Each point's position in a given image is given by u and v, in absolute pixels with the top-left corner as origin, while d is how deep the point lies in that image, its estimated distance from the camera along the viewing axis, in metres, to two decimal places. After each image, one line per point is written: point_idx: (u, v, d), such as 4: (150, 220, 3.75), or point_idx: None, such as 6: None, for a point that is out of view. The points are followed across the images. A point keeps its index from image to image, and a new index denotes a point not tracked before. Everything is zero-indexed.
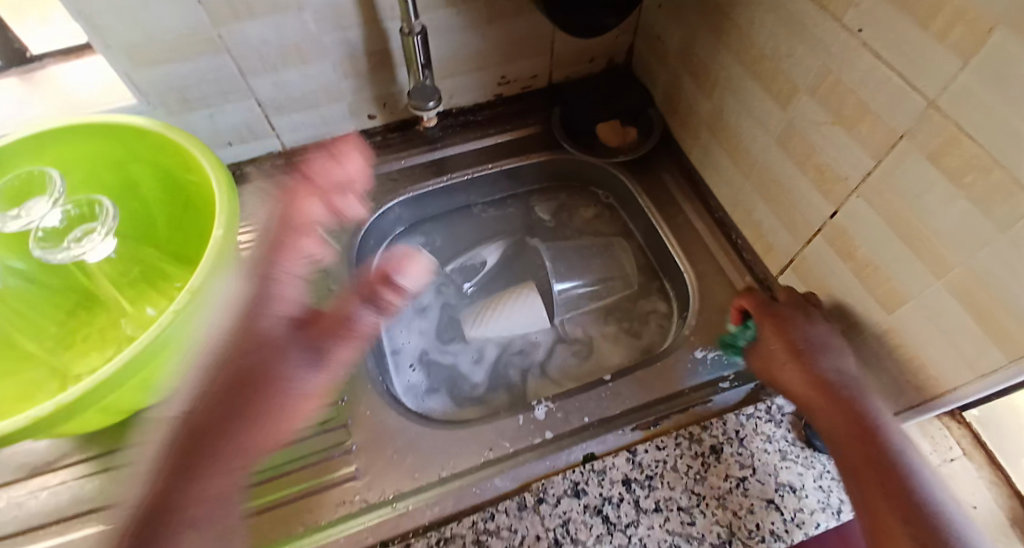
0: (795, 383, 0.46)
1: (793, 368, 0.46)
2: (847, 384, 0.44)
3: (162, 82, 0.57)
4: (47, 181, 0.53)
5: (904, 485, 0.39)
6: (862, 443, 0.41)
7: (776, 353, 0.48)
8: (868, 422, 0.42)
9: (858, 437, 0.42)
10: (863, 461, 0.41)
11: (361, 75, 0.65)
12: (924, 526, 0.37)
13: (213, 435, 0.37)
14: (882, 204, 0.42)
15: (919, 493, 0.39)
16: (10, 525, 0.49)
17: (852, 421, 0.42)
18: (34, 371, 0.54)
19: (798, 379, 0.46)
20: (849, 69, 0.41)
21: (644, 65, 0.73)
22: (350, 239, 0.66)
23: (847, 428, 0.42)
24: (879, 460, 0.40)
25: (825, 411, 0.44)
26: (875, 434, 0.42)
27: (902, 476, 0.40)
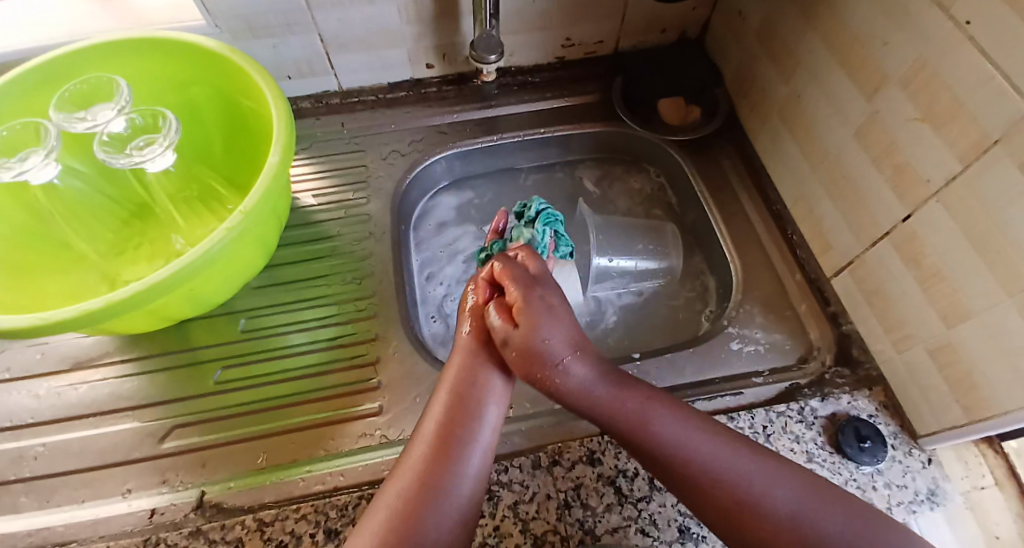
0: (561, 340, 0.43)
1: (556, 323, 0.44)
2: (569, 366, 0.42)
3: (233, 7, 0.57)
4: (115, 89, 0.54)
5: (662, 450, 0.39)
6: (689, 468, 0.38)
7: (528, 327, 0.43)
8: (619, 410, 0.41)
9: (620, 424, 0.41)
10: (628, 435, 0.41)
11: (426, 21, 0.64)
12: (684, 473, 0.38)
13: (464, 434, 0.41)
14: (961, 213, 0.40)
15: (668, 446, 0.39)
16: (46, 413, 0.52)
17: (661, 460, 0.39)
18: (86, 273, 0.57)
19: (563, 340, 0.43)
20: (948, 64, 0.39)
21: (719, 42, 0.70)
22: (395, 187, 0.67)
23: (603, 417, 0.42)
24: (634, 434, 0.40)
25: (590, 409, 0.42)
26: (632, 423, 0.40)
27: (664, 447, 0.39)
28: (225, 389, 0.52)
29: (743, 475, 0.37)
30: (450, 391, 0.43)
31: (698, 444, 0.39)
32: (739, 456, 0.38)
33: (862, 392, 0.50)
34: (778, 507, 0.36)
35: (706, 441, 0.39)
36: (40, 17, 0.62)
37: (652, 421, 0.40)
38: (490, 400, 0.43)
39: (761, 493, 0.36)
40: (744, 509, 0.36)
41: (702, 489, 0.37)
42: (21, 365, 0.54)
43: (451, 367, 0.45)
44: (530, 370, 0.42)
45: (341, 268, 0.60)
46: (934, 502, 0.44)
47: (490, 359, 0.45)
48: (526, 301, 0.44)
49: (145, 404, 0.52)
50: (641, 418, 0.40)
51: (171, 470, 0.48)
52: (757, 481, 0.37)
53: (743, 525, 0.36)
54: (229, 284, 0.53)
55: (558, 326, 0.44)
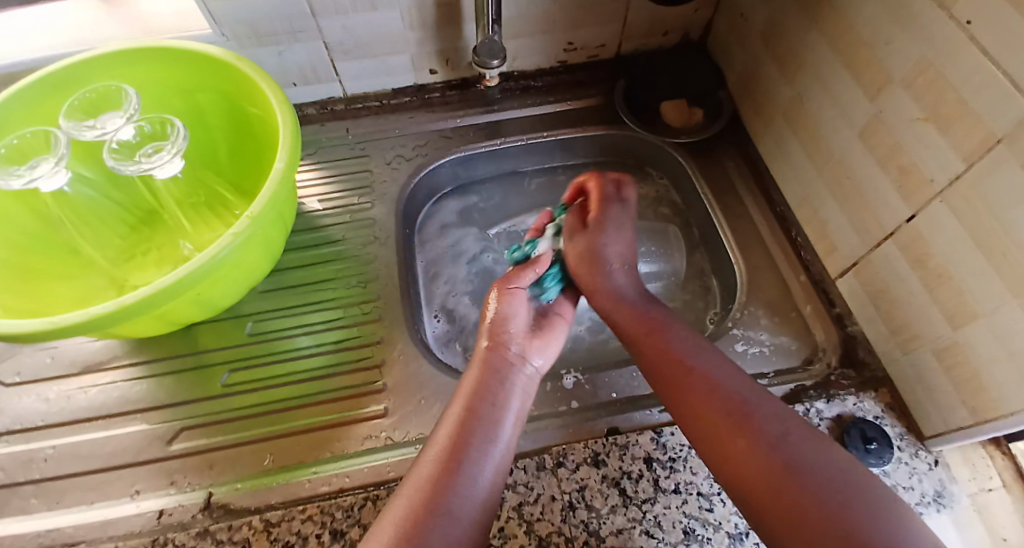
0: (617, 252, 0.53)
1: (619, 238, 0.54)
2: (615, 271, 0.52)
3: (240, 15, 0.58)
4: (123, 97, 0.55)
5: (675, 358, 0.45)
6: (692, 380, 0.43)
7: (595, 232, 0.54)
8: (644, 317, 0.49)
9: (638, 328, 0.48)
10: (643, 336, 0.47)
11: (430, 27, 0.64)
12: (689, 386, 0.42)
13: (475, 452, 0.40)
14: (966, 211, 0.40)
15: (680, 349, 0.45)
16: (56, 416, 0.52)
17: (671, 359, 0.45)
18: (95, 277, 0.58)
19: (619, 252, 0.53)
20: (951, 63, 0.39)
21: (722, 45, 0.71)
22: (400, 191, 0.67)
23: (624, 319, 0.49)
24: (652, 333, 0.47)
25: (622, 314, 0.50)
26: (653, 320, 0.48)
27: (678, 351, 0.45)
28: (231, 393, 0.53)
29: (739, 396, 0.41)
30: (464, 406, 0.43)
31: (705, 366, 0.43)
32: (735, 377, 0.43)
33: (868, 393, 0.49)
34: (767, 431, 0.39)
35: (712, 362, 0.44)
36: (51, 28, 0.63)
37: (670, 327, 0.48)
38: (503, 421, 0.43)
39: (752, 416, 0.40)
40: (736, 422, 0.39)
41: (697, 401, 0.41)
42: (31, 369, 0.55)
43: (466, 383, 0.45)
44: (582, 268, 0.53)
45: (346, 272, 0.61)
46: (940, 503, 0.43)
47: (505, 379, 0.45)
48: (602, 215, 0.54)
49: (154, 406, 0.52)
50: (658, 323, 0.48)
51: (178, 472, 0.48)
52: (749, 396, 0.41)
53: (729, 443, 0.39)
54: (234, 288, 0.53)
55: (619, 240, 0.54)
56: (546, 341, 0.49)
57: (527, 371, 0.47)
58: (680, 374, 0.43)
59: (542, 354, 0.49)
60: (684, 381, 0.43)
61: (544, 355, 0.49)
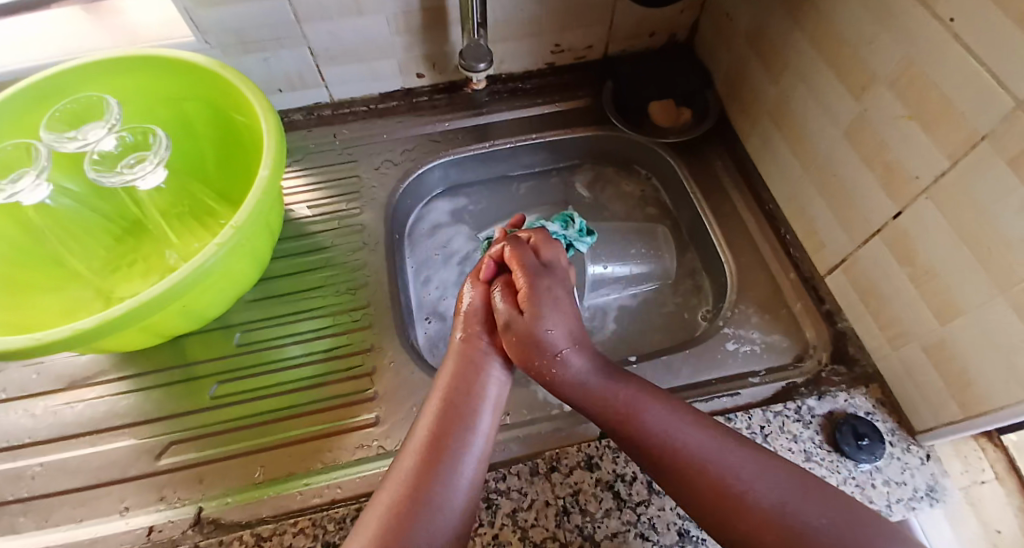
0: (562, 333, 0.46)
1: (559, 316, 0.47)
2: (568, 357, 0.45)
3: (223, 22, 0.58)
4: (105, 107, 0.54)
5: (660, 441, 0.40)
6: (678, 459, 0.39)
7: (532, 317, 0.45)
8: (616, 399, 0.43)
9: (611, 410, 0.43)
10: (620, 420, 0.42)
11: (416, 32, 0.64)
12: (678, 465, 0.39)
13: (455, 444, 0.40)
14: (951, 208, 0.40)
15: (659, 429, 0.41)
16: (43, 432, 0.51)
17: (654, 449, 0.40)
18: (80, 289, 0.57)
19: (562, 333, 0.46)
20: (934, 61, 0.39)
21: (708, 45, 0.71)
22: (388, 196, 0.67)
23: (591, 403, 0.44)
24: (626, 417, 0.42)
25: (584, 396, 0.44)
26: (622, 407, 0.42)
27: (659, 434, 0.41)
28: (220, 404, 0.52)
29: (729, 467, 0.38)
30: (441, 398, 0.43)
31: (687, 437, 0.40)
32: (728, 449, 0.40)
33: (859, 389, 0.50)
34: (767, 493, 0.37)
35: (695, 436, 0.40)
36: (32, 38, 0.63)
37: (643, 407, 0.42)
38: (482, 411, 0.43)
39: (745, 485, 0.37)
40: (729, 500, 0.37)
41: (686, 475, 0.38)
42: (17, 384, 0.54)
43: (442, 376, 0.45)
44: (529, 360, 0.45)
45: (335, 279, 0.60)
46: (933, 498, 0.44)
47: (480, 367, 0.45)
48: (534, 291, 0.46)
49: (141, 421, 0.52)
50: (630, 408, 0.42)
51: (168, 487, 0.48)
52: (745, 471, 0.38)
53: (729, 522, 0.37)
54: (222, 298, 0.53)
55: (560, 319, 0.46)
56: None
57: (502, 360, 0.47)
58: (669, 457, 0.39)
59: None
60: (675, 463, 0.39)
61: None
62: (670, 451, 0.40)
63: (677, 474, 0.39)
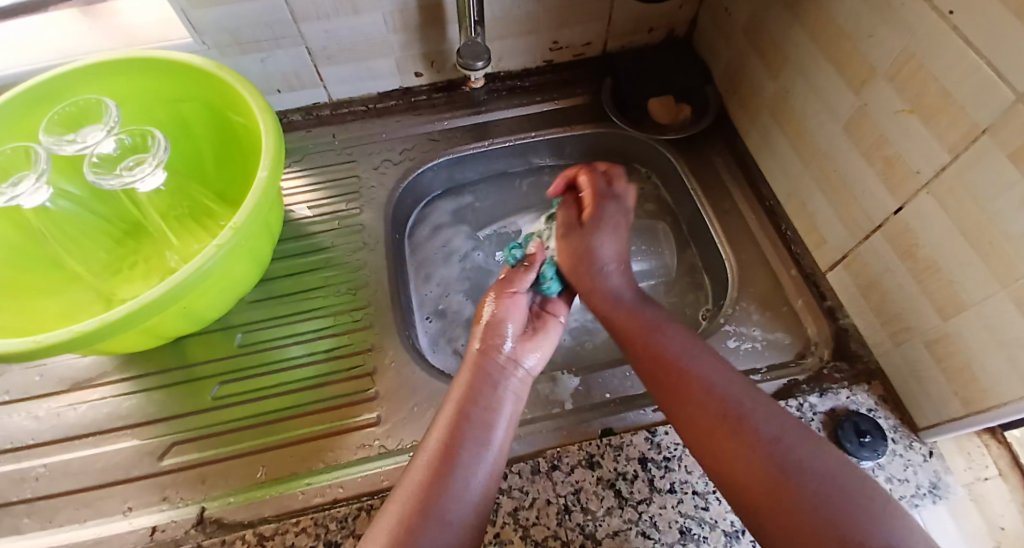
0: (612, 253, 0.50)
1: (616, 239, 0.51)
2: (608, 274, 0.49)
3: (219, 23, 0.58)
4: (103, 109, 0.54)
5: (673, 360, 0.43)
6: (685, 381, 0.42)
7: (590, 229, 0.51)
8: (642, 319, 0.47)
9: (636, 330, 0.46)
10: (639, 339, 0.45)
11: (414, 30, 0.64)
12: (686, 385, 0.42)
13: (467, 457, 0.40)
14: (952, 203, 0.40)
15: (676, 351, 0.44)
16: (46, 433, 0.52)
17: (669, 364, 0.43)
18: (81, 292, 0.58)
19: (614, 250, 0.50)
20: (934, 54, 0.39)
21: (707, 41, 0.70)
22: (388, 195, 0.67)
23: (618, 321, 0.47)
24: (647, 338, 0.45)
25: (612, 314, 0.48)
26: (645, 326, 0.46)
27: (676, 355, 0.44)
28: (221, 405, 0.52)
29: (732, 397, 0.40)
30: (454, 409, 0.42)
31: (699, 364, 0.43)
32: (733, 379, 0.42)
33: (861, 386, 0.50)
34: (763, 428, 0.38)
35: (709, 363, 0.43)
36: (30, 41, 0.63)
37: (666, 331, 0.45)
38: (495, 424, 0.42)
39: (745, 413, 0.39)
40: (728, 426, 0.39)
41: (689, 396, 0.41)
42: (20, 386, 0.54)
43: (457, 387, 0.44)
44: (576, 270, 0.50)
45: (336, 279, 0.60)
46: (936, 495, 0.43)
47: (496, 382, 0.45)
48: (595, 213, 0.51)
49: (144, 422, 0.52)
50: (654, 327, 0.46)
51: (171, 487, 0.48)
52: (749, 404, 0.40)
53: (717, 445, 0.39)
54: (223, 299, 0.53)
55: (613, 240, 0.51)
56: (539, 342, 0.48)
57: (520, 373, 0.46)
58: (678, 379, 0.42)
59: (535, 354, 0.48)
60: (683, 383, 0.42)
61: (537, 356, 0.48)
62: (681, 372, 0.42)
63: (681, 391, 0.42)
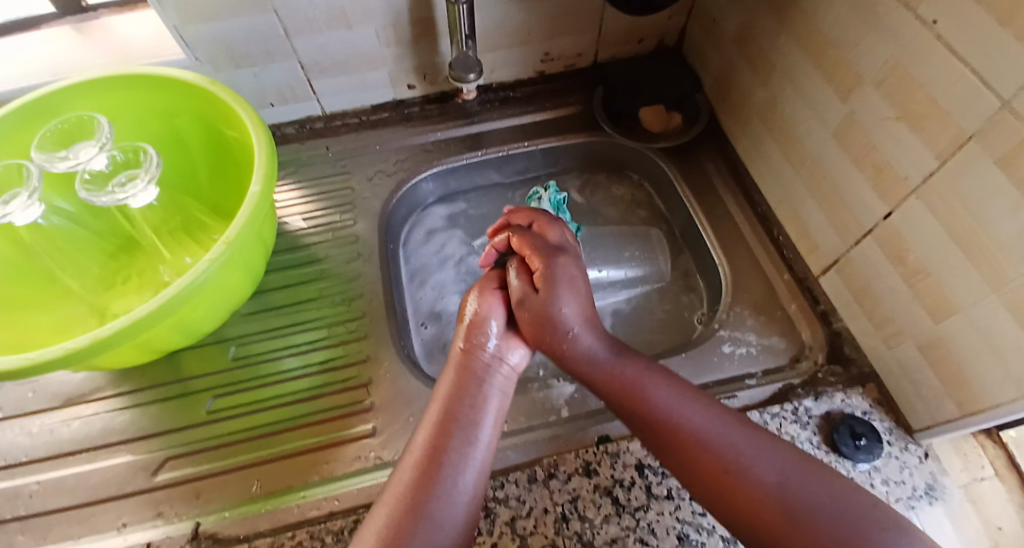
0: (575, 314, 0.48)
1: (572, 295, 0.49)
2: (578, 336, 0.47)
3: (213, 37, 0.58)
4: (95, 126, 0.55)
5: (662, 415, 0.42)
6: (684, 439, 0.40)
7: (546, 294, 0.48)
8: (622, 375, 0.45)
9: (619, 386, 0.44)
10: (623, 396, 0.44)
11: (407, 43, 0.65)
12: (681, 441, 0.40)
13: (455, 455, 0.40)
14: (941, 207, 0.40)
15: (661, 407, 0.42)
16: (40, 450, 0.51)
17: (658, 422, 0.42)
18: (75, 307, 0.57)
19: (577, 310, 0.48)
20: (919, 61, 0.40)
21: (697, 50, 0.71)
22: (382, 206, 0.67)
23: (599, 379, 0.46)
24: (631, 394, 0.44)
25: (593, 372, 0.46)
26: (627, 381, 0.44)
27: (661, 409, 0.42)
28: (216, 419, 0.52)
29: (731, 446, 0.40)
30: (441, 409, 0.43)
31: (688, 416, 0.41)
32: (728, 426, 0.41)
33: (856, 389, 0.50)
34: (766, 473, 0.38)
35: (698, 413, 0.42)
36: (24, 59, 0.63)
37: (648, 385, 0.44)
38: (482, 422, 0.43)
39: (749, 463, 0.38)
40: (731, 477, 0.38)
41: (693, 456, 0.40)
42: (13, 403, 0.54)
43: (443, 388, 0.45)
44: (541, 336, 0.48)
45: (331, 290, 0.60)
46: (932, 496, 0.44)
47: (481, 380, 0.45)
48: (548, 276, 0.48)
49: (138, 437, 0.51)
50: (636, 382, 0.44)
51: (165, 502, 0.47)
52: (746, 451, 0.39)
53: (727, 493, 0.38)
54: (216, 312, 0.53)
55: (573, 298, 0.48)
56: (525, 336, 0.49)
57: (504, 371, 0.47)
58: (671, 435, 0.41)
59: (520, 351, 0.49)
60: (676, 438, 0.41)
61: (521, 350, 0.49)
62: (672, 426, 0.41)
63: (678, 449, 0.40)
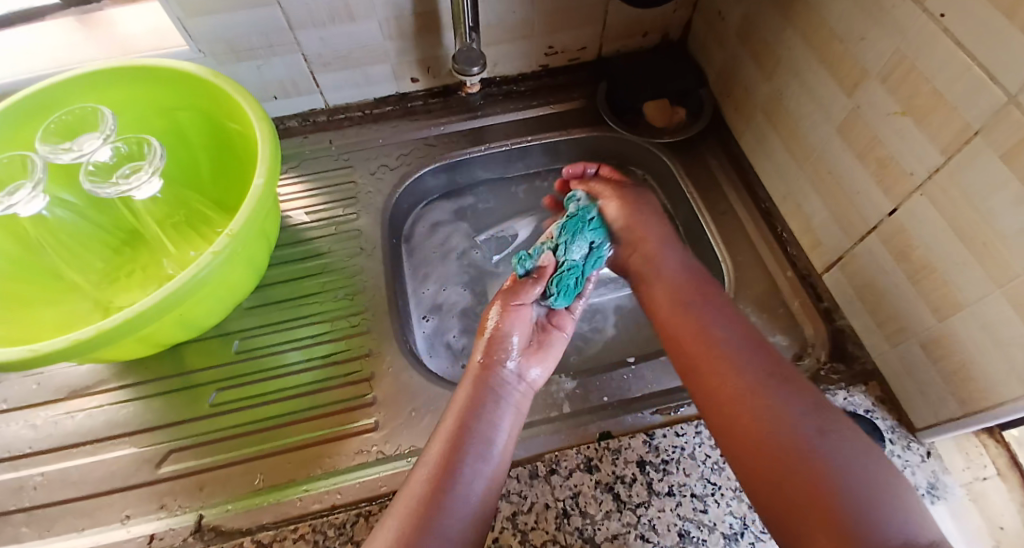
0: (656, 233, 0.56)
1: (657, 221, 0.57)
2: (661, 256, 0.55)
3: (214, 30, 0.58)
4: (98, 118, 0.55)
5: (710, 335, 0.47)
6: (711, 368, 0.45)
7: (637, 214, 0.57)
8: (685, 300, 0.51)
9: (679, 309, 0.50)
10: (676, 317, 0.50)
11: (409, 36, 0.64)
12: (717, 358, 0.45)
13: (467, 468, 0.40)
14: (946, 203, 0.40)
15: (711, 327, 0.47)
16: (44, 442, 0.51)
17: (703, 340, 0.47)
18: (79, 300, 0.58)
19: (660, 230, 0.57)
20: (926, 56, 0.39)
21: (701, 44, 0.71)
22: (385, 200, 0.67)
23: (661, 303, 0.52)
24: (687, 314, 0.49)
25: (657, 293, 0.53)
26: (687, 306, 0.50)
27: (712, 330, 0.47)
28: (219, 412, 0.52)
29: (761, 379, 0.43)
30: (455, 422, 0.43)
31: (731, 346, 0.46)
32: (766, 362, 0.44)
33: (858, 387, 0.50)
34: (789, 407, 0.41)
35: (741, 343, 0.46)
36: (26, 51, 0.63)
37: (704, 311, 0.49)
38: (495, 437, 0.43)
39: (766, 392, 0.42)
40: (751, 399, 0.42)
41: (716, 385, 0.44)
42: (18, 395, 0.54)
43: (458, 400, 0.45)
44: (632, 241, 0.57)
45: (333, 284, 0.60)
46: (934, 495, 0.44)
47: (498, 396, 0.46)
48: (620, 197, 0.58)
49: (141, 430, 0.52)
50: (695, 307, 0.50)
51: (168, 495, 0.48)
52: (777, 388, 0.42)
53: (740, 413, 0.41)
54: (219, 306, 0.53)
55: (656, 222, 0.57)
56: (544, 355, 0.51)
57: (522, 387, 0.48)
58: (712, 351, 0.46)
59: (539, 368, 0.50)
60: (713, 355, 0.45)
61: (541, 369, 0.50)
62: (715, 347, 0.46)
63: (714, 359, 0.45)
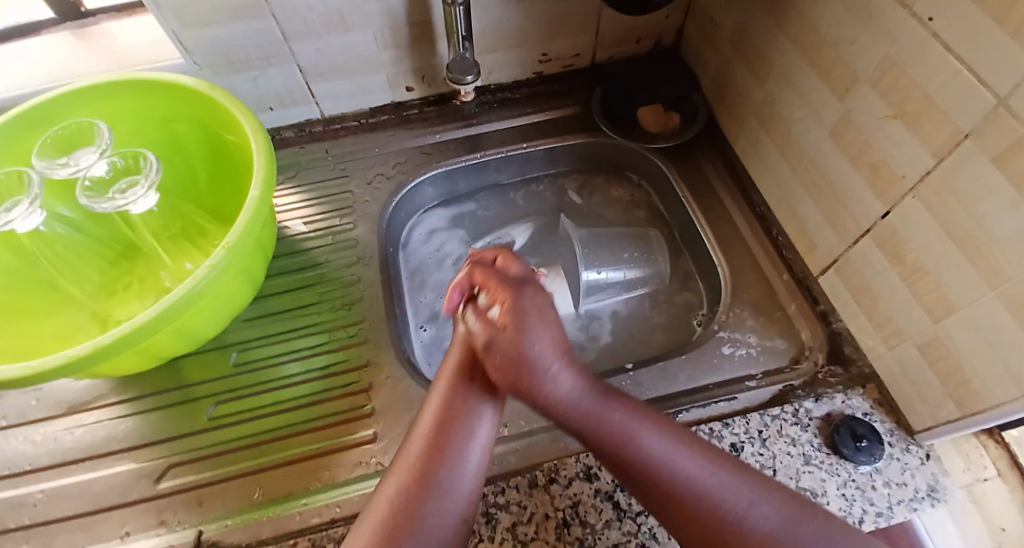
0: (549, 349, 0.40)
1: (546, 329, 0.41)
2: (557, 373, 0.40)
3: (210, 43, 0.58)
4: (95, 132, 0.55)
5: (658, 469, 0.38)
6: (671, 499, 0.37)
7: (513, 330, 0.40)
8: (605, 423, 0.40)
9: (608, 440, 0.39)
10: (602, 444, 0.39)
11: (404, 45, 0.65)
12: (673, 498, 0.37)
13: (447, 466, 0.39)
14: (938, 207, 0.40)
15: (651, 455, 0.38)
16: (44, 458, 0.51)
17: (647, 475, 0.38)
18: (77, 314, 0.58)
19: (549, 347, 0.40)
20: (916, 60, 0.39)
21: (694, 49, 0.71)
22: (381, 209, 0.67)
23: (589, 432, 0.40)
24: (618, 446, 0.39)
25: (575, 417, 0.40)
26: (611, 426, 0.39)
27: (656, 462, 0.38)
28: (218, 425, 0.52)
29: (724, 496, 0.37)
30: (434, 418, 0.42)
31: (677, 468, 0.38)
32: (723, 477, 0.38)
33: (856, 390, 0.50)
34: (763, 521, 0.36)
35: (688, 462, 0.38)
36: (23, 65, 0.63)
37: (634, 437, 0.39)
38: (478, 427, 0.42)
39: (738, 508, 0.36)
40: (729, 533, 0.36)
41: (689, 518, 0.37)
42: (17, 411, 0.54)
43: (438, 390, 0.44)
44: (515, 380, 0.40)
45: (331, 294, 0.60)
46: (934, 498, 0.44)
47: (480, 380, 0.44)
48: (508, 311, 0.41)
49: (141, 444, 0.52)
50: (621, 428, 0.39)
51: (168, 510, 0.48)
52: (743, 500, 0.37)
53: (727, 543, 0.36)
54: (216, 319, 0.53)
55: (546, 333, 0.40)
56: None
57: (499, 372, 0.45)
58: (665, 492, 0.37)
59: None
60: (671, 492, 0.37)
61: None
62: (666, 482, 0.37)
63: (670, 501, 0.37)
